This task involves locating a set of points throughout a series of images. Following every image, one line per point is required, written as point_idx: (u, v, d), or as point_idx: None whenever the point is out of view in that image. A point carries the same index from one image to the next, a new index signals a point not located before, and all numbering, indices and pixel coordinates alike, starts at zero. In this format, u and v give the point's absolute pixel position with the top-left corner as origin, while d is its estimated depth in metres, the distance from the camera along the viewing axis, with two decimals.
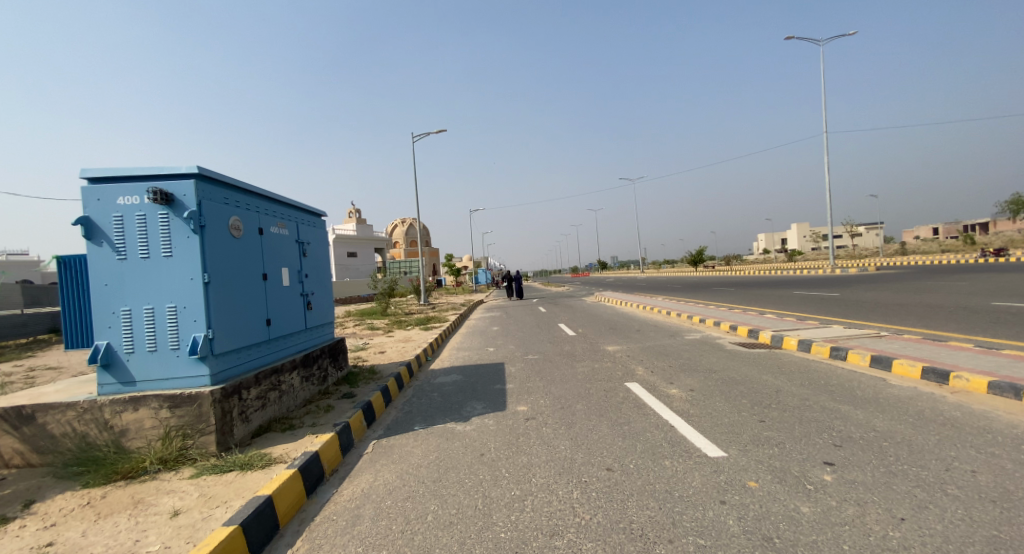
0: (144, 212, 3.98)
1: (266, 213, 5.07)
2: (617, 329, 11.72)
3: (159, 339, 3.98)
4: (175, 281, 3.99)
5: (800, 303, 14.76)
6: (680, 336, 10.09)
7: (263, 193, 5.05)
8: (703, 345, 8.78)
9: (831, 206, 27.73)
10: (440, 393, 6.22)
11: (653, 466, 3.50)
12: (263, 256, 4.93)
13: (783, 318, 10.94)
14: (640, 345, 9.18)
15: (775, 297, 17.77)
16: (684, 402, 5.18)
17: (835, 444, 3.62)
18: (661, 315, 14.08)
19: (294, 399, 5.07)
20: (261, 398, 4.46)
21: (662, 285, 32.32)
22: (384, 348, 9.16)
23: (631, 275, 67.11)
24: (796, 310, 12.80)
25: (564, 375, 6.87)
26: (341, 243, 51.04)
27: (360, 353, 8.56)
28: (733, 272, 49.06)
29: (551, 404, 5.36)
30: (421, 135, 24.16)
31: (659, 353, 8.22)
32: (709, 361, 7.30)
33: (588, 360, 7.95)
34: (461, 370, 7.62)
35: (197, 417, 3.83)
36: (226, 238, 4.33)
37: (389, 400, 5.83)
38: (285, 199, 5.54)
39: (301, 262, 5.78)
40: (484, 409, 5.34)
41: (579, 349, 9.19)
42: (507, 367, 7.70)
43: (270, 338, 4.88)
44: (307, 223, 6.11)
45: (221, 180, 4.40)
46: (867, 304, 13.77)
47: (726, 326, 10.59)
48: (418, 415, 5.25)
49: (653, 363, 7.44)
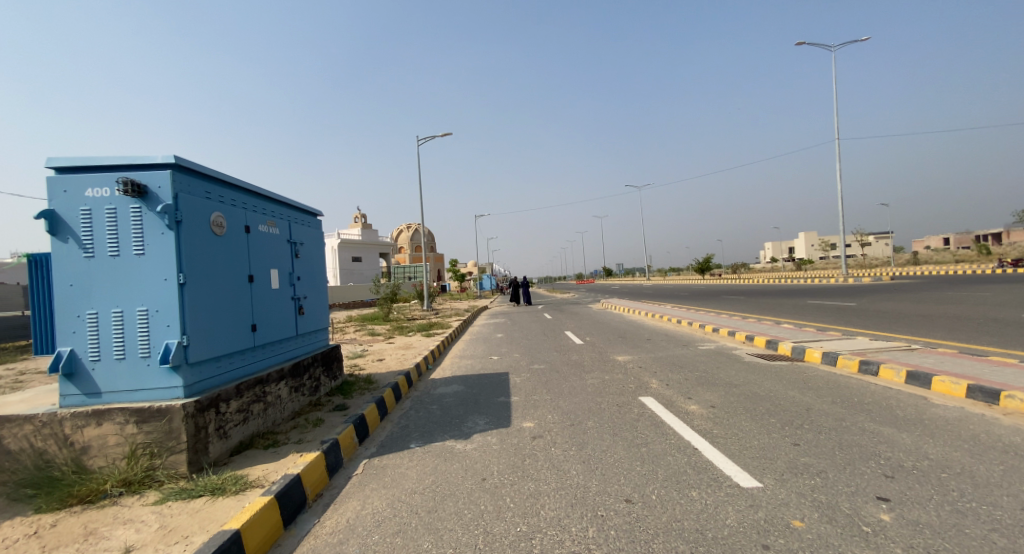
0: (116, 206, 3.60)
1: (255, 210, 4.68)
2: (627, 338, 11.26)
3: (128, 346, 3.58)
4: (147, 281, 3.59)
5: (817, 313, 14.22)
6: (694, 346, 9.62)
7: (252, 188, 4.65)
8: (720, 357, 8.31)
9: (844, 213, 27.18)
10: (440, 406, 5.80)
11: (678, 498, 3.07)
12: (250, 256, 4.53)
13: (803, 328, 10.44)
14: (652, 356, 8.72)
15: (790, 306, 17.24)
16: (706, 421, 4.73)
17: (886, 476, 3.18)
18: (672, 324, 13.60)
19: (280, 412, 4.66)
20: (242, 411, 4.06)
21: (671, 293, 31.82)
22: (384, 355, 8.75)
23: (638, 282, 66.55)
24: (814, 320, 12.28)
25: (573, 387, 6.43)
26: (346, 248, 50.83)
27: (359, 360, 8.18)
28: (742, 280, 48.46)
29: (560, 421, 4.92)
30: (428, 136, 25.19)
31: (673, 364, 7.77)
32: (728, 374, 6.83)
33: (598, 371, 7.50)
34: (463, 381, 7.20)
35: (167, 433, 3.43)
36: (208, 235, 3.93)
37: (385, 413, 5.42)
38: (276, 196, 5.15)
39: (293, 264, 5.39)
40: (487, 425, 4.91)
41: (588, 358, 8.75)
42: (513, 378, 7.27)
43: (256, 345, 4.47)
44: (301, 222, 5.72)
45: (203, 172, 4.00)
46: (888, 315, 13.22)
47: (742, 336, 10.11)
48: (416, 431, 4.83)
49: (667, 375, 7.00)
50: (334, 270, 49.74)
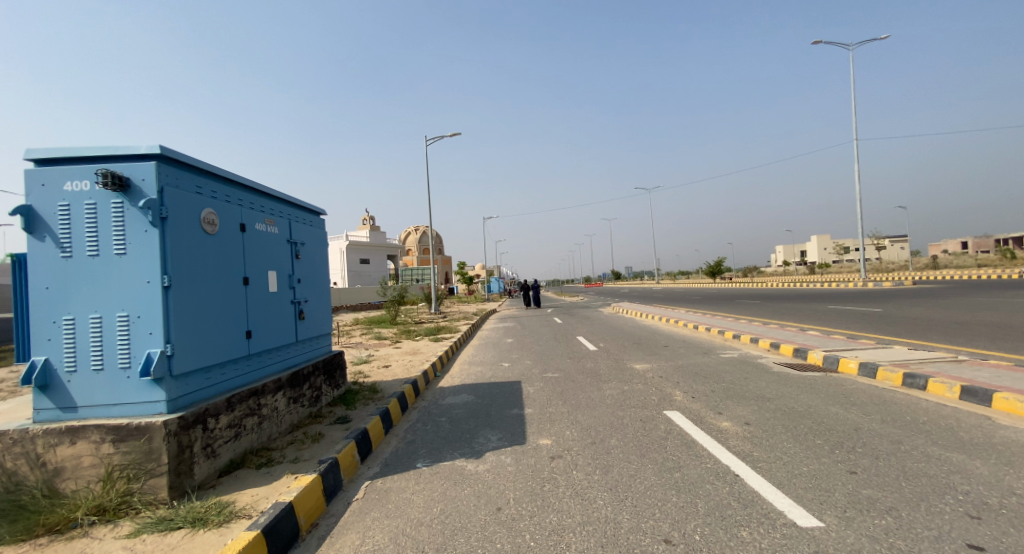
0: (95, 201, 3.14)
1: (249, 207, 4.26)
2: (643, 344, 10.82)
3: (106, 356, 3.11)
4: (128, 284, 3.14)
5: (839, 319, 13.69)
6: (715, 353, 9.16)
7: (246, 182, 4.24)
8: (745, 366, 7.83)
9: (861, 216, 26.63)
10: (449, 418, 5.39)
11: (729, 541, 2.63)
12: (245, 256, 4.11)
13: (829, 336, 9.95)
14: (672, 364, 8.28)
15: (808, 312, 16.72)
16: (743, 442, 4.27)
17: (971, 516, 2.88)
18: (688, 329, 13.14)
19: (276, 426, 4.26)
20: (233, 427, 3.65)
21: (683, 297, 31.31)
22: (389, 361, 8.35)
23: (648, 285, 65.99)
24: (838, 327, 11.76)
25: (591, 398, 6.00)
26: (355, 249, 50.66)
27: (362, 366, 7.78)
28: (754, 284, 47.83)
29: (580, 438, 4.50)
30: (434, 138, 23.34)
31: (696, 374, 7.31)
32: (758, 386, 6.35)
33: (616, 380, 7.06)
34: (472, 390, 6.78)
35: (145, 455, 2.98)
36: (198, 233, 3.51)
37: (389, 426, 5.02)
38: (273, 192, 4.74)
39: (292, 265, 4.98)
40: (500, 442, 4.50)
41: (604, 366, 8.32)
42: (525, 387, 6.86)
43: (249, 353, 4.05)
44: (301, 221, 5.31)
45: (192, 164, 3.58)
46: (915, 322, 12.69)
47: (765, 344, 9.62)
48: (422, 447, 4.43)
49: (691, 385, 6.56)
50: (342, 271, 49.56)
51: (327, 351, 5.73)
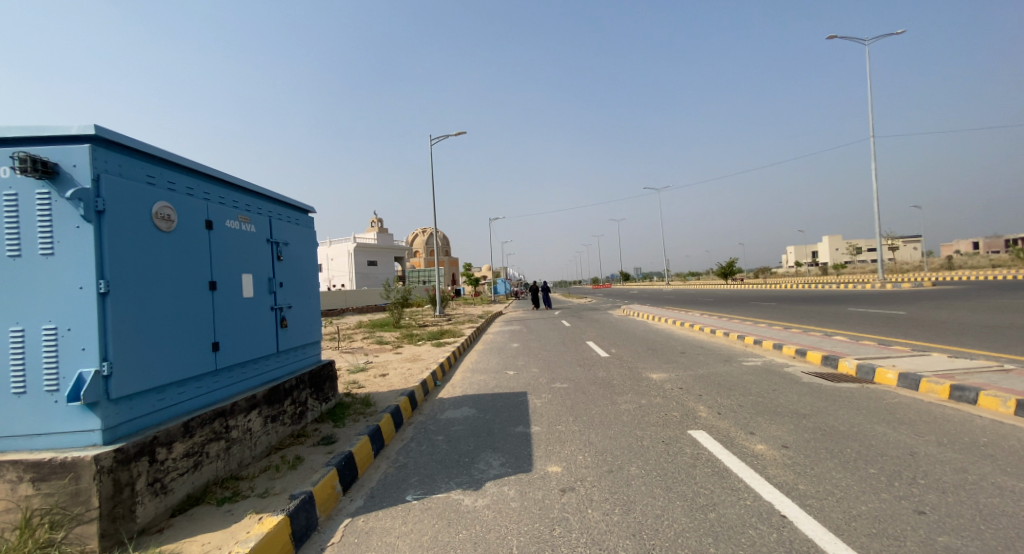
0: (16, 191, 2.65)
1: (218, 202, 3.74)
2: (658, 350, 10.23)
3: (29, 377, 2.63)
4: (56, 291, 2.64)
5: (865, 323, 12.99)
6: (736, 361, 8.56)
7: (216, 173, 3.73)
8: (771, 377, 7.23)
9: (878, 215, 25.84)
10: (447, 437, 4.84)
11: None
12: (213, 257, 3.58)
13: (858, 342, 9.32)
14: (690, 373, 7.71)
15: (829, 314, 16.02)
16: (784, 472, 3.70)
17: None
18: (705, 334, 12.53)
19: (249, 449, 3.72)
20: (191, 456, 3.13)
21: (694, 299, 30.59)
22: (388, 369, 7.84)
23: (657, 286, 65.21)
24: (866, 331, 11.08)
25: (605, 414, 5.44)
26: (363, 251, 50.40)
27: (359, 375, 7.28)
28: (766, 285, 46.98)
29: (594, 465, 3.94)
30: (443, 136, 23.55)
31: (718, 385, 6.74)
32: (790, 401, 5.76)
33: (631, 393, 6.49)
34: (475, 402, 6.24)
35: (72, 496, 2.49)
36: (149, 229, 3.00)
37: (380, 447, 4.49)
38: (250, 185, 4.22)
39: (275, 267, 4.44)
40: (503, 468, 3.94)
41: (617, 375, 7.75)
42: (533, 400, 6.31)
43: (216, 368, 3.53)
44: (284, 218, 4.78)
45: (142, 149, 3.08)
46: (947, 325, 11.97)
47: (790, 351, 9.00)
48: (414, 474, 3.89)
49: (714, 399, 5.99)
50: (350, 273, 49.34)
51: (314, 362, 5.21)
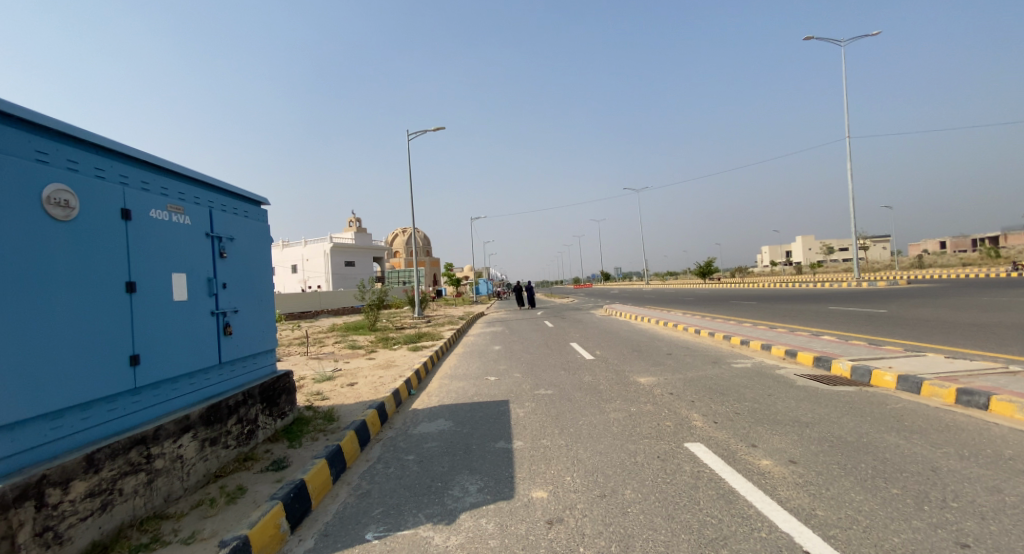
0: None
1: (141, 187, 3.17)
2: (643, 352, 9.84)
3: None
4: None
5: (849, 321, 12.84)
6: (726, 364, 8.18)
7: (139, 154, 3.17)
8: (765, 380, 6.85)
9: (854, 215, 26.10)
10: (418, 457, 4.31)
11: None
12: (133, 252, 3.01)
13: (848, 341, 9.07)
14: (679, 376, 7.32)
15: (811, 313, 15.89)
16: (798, 494, 3.28)
17: None
18: (690, 335, 12.21)
19: (180, 480, 3.15)
20: (96, 496, 2.57)
21: (674, 299, 30.48)
22: (356, 377, 7.25)
23: (637, 286, 65.40)
24: (853, 331, 10.88)
25: (594, 425, 4.98)
26: (339, 252, 49.26)
27: (324, 384, 6.69)
28: (745, 284, 47.36)
29: (583, 489, 3.45)
30: (420, 132, 22.92)
31: (710, 390, 6.35)
32: (789, 408, 5.36)
33: (619, 399, 6.03)
34: (451, 414, 5.71)
35: None
36: (35, 216, 2.45)
37: (341, 471, 3.94)
38: (186, 170, 3.64)
39: (217, 266, 3.86)
40: (481, 495, 3.44)
41: (603, 380, 7.31)
42: (515, 409, 5.82)
43: (137, 386, 2.97)
44: (229, 209, 4.19)
45: (32, 118, 2.53)
46: (932, 324, 11.84)
47: (780, 352, 8.67)
48: (378, 505, 3.35)
49: (708, 405, 5.58)
50: (326, 274, 48.16)
51: (269, 373, 4.64)
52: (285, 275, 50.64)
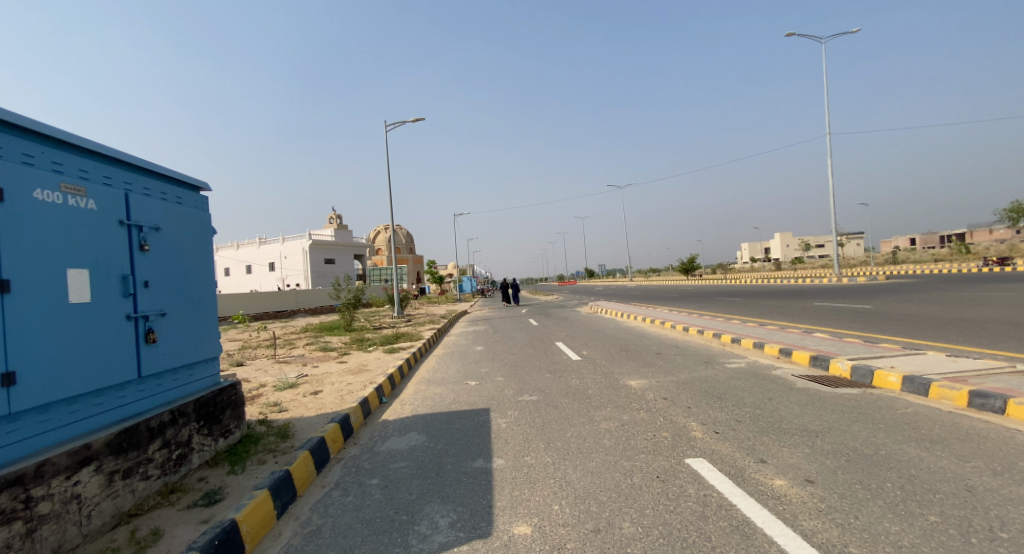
0: None
1: (24, 162, 2.53)
2: (632, 351, 9.38)
3: None
4: None
5: (837, 318, 12.57)
6: (718, 364, 7.75)
7: (26, 121, 2.55)
8: (762, 382, 6.42)
9: (835, 211, 26.17)
10: (383, 482, 3.74)
11: None
12: (8, 242, 2.37)
13: (843, 338, 8.72)
14: (672, 379, 6.86)
15: (798, 309, 15.63)
16: (825, 525, 2.81)
17: None
18: (678, 333, 11.80)
19: (77, 526, 2.54)
20: None
21: (658, 295, 30.25)
22: (322, 385, 6.63)
23: (619, 283, 65.31)
24: (844, 327, 10.58)
25: (584, 439, 4.48)
26: (318, 249, 48.05)
27: (285, 394, 6.06)
28: (725, 281, 47.56)
29: (574, 522, 2.93)
30: (398, 121, 21.11)
31: (707, 394, 5.89)
32: (793, 414, 4.92)
33: (609, 407, 5.53)
34: (425, 428, 5.15)
35: None
36: None
37: (289, 503, 3.37)
38: (93, 144, 3.00)
39: (136, 261, 3.24)
40: (451, 532, 2.90)
41: (591, 383, 6.81)
42: (495, 420, 5.29)
43: (14, 412, 2.36)
44: (155, 193, 3.56)
45: None
46: (920, 319, 11.63)
47: (774, 350, 8.27)
48: (327, 547, 2.79)
49: (707, 412, 5.12)
50: (304, 272, 46.97)
51: (208, 386, 4.03)
52: (262, 273, 49.30)
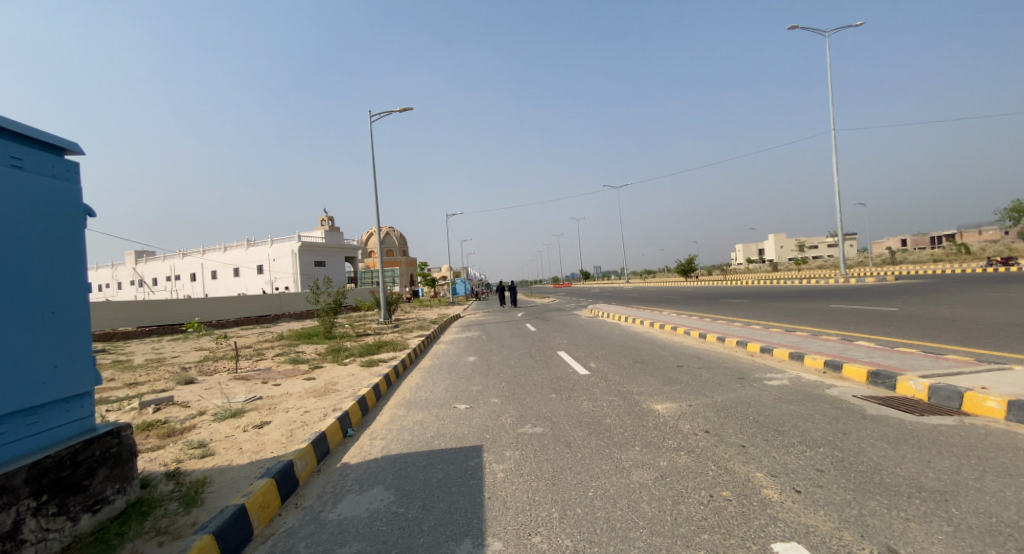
0: None
1: None
2: (647, 364, 8.14)
3: None
4: None
5: (868, 322, 11.35)
6: (756, 381, 6.48)
7: None
8: (821, 406, 5.17)
9: (840, 209, 25.27)
10: None
11: None
12: None
13: (894, 347, 7.49)
14: (706, 402, 5.60)
15: (817, 312, 14.42)
16: None
17: None
18: (694, 341, 10.57)
19: None
20: None
21: (659, 297, 29.09)
22: (273, 413, 5.35)
23: (616, 285, 64.22)
24: (883, 333, 9.38)
25: (614, 504, 3.22)
26: (308, 251, 46.56)
27: (221, 431, 4.81)
28: (723, 282, 46.65)
29: None
30: (386, 111, 20.48)
31: (759, 426, 4.64)
32: (889, 461, 3.65)
33: (638, 446, 4.27)
34: (395, 481, 3.86)
35: None
36: None
37: None
38: None
39: None
40: None
41: (607, 408, 5.54)
42: (490, 466, 4.02)
43: None
44: None
45: None
46: (962, 322, 10.43)
47: (818, 363, 7.01)
48: None
49: (770, 455, 3.87)
50: (293, 275, 45.53)
51: (60, 439, 2.81)
52: (249, 276, 47.72)
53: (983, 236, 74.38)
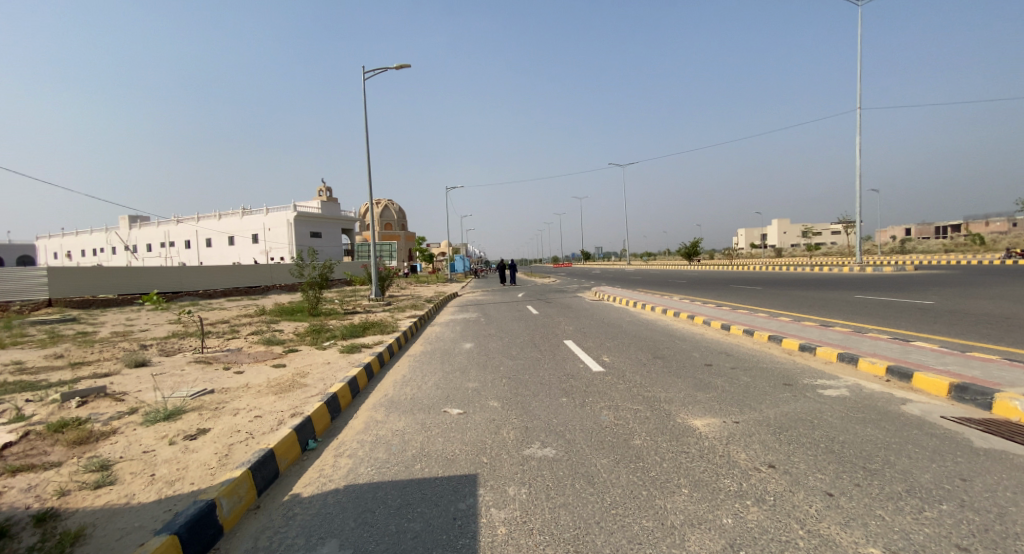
0: None
1: None
2: (670, 360, 7.04)
3: None
4: None
5: (911, 317, 10.21)
6: (808, 390, 5.38)
7: None
8: (906, 430, 4.08)
9: (859, 194, 24.02)
10: None
11: None
12: None
13: (963, 350, 6.37)
14: (755, 418, 4.51)
15: (842, 303, 13.30)
16: None
17: None
18: (717, 333, 9.47)
19: None
20: None
21: (666, 281, 27.98)
22: (216, 417, 4.26)
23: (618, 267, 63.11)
24: (936, 332, 8.26)
25: None
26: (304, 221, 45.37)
27: (139, 443, 3.72)
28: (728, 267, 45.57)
29: None
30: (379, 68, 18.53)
31: (839, 461, 3.54)
32: None
33: (685, 487, 3.19)
34: (354, 534, 2.76)
35: None
36: None
37: None
38: None
39: None
40: None
41: (632, 423, 4.44)
42: (486, 513, 2.93)
43: None
44: None
45: None
46: (1018, 321, 9.30)
47: (877, 369, 5.90)
48: None
49: (879, 517, 2.76)
50: (289, 245, 44.43)
51: None
52: (244, 245, 46.59)
53: (991, 227, 73.03)
